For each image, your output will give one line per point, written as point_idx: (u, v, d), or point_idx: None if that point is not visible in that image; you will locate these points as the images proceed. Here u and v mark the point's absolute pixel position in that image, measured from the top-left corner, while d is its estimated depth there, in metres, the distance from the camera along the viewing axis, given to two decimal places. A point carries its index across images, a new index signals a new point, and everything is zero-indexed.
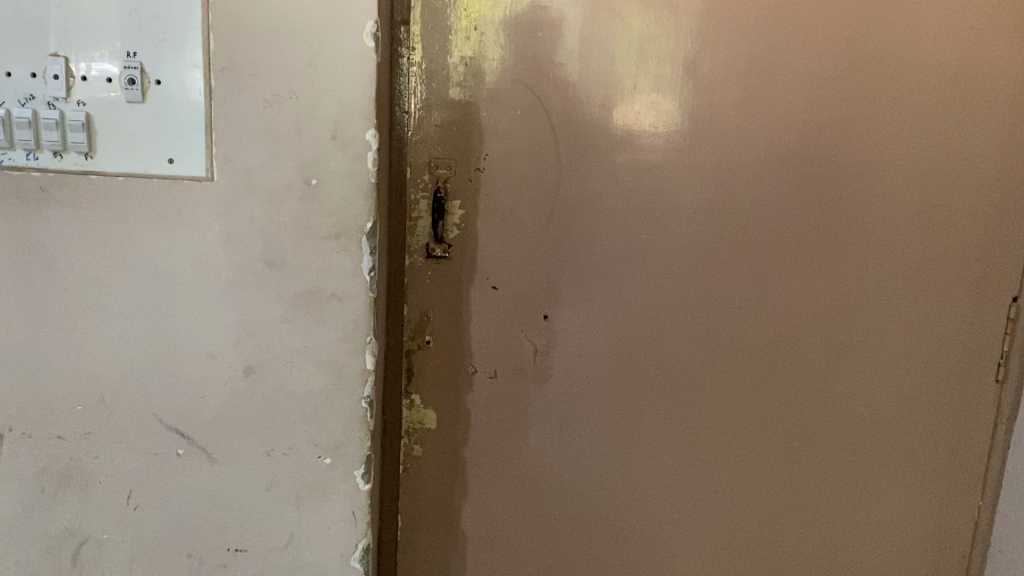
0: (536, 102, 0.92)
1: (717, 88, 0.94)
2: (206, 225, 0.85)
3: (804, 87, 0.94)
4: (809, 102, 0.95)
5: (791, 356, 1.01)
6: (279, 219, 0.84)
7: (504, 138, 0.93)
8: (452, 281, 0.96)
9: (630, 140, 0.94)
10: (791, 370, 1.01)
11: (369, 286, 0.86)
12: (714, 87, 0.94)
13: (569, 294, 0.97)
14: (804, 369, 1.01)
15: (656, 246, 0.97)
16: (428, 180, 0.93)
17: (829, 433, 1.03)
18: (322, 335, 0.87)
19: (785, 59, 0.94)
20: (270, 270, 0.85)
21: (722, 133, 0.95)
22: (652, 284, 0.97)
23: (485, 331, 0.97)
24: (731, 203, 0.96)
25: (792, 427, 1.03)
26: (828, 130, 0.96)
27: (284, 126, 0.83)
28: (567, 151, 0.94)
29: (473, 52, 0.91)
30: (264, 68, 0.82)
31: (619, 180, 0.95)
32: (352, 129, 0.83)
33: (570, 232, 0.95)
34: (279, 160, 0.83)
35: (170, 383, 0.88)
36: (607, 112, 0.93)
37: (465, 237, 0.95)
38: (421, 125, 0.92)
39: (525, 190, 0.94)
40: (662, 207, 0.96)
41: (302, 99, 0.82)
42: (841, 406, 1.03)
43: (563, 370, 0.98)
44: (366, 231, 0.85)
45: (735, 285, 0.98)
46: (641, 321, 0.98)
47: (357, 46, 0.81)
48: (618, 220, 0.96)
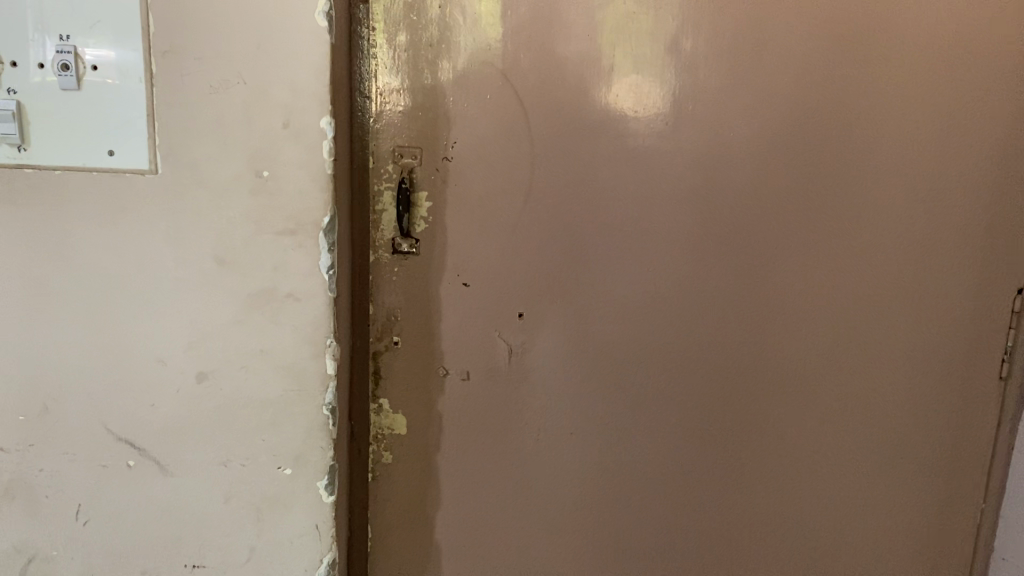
0: (508, 86, 0.86)
1: (699, 70, 0.88)
2: (152, 222, 0.79)
3: (795, 66, 0.88)
4: (800, 83, 0.89)
5: (782, 352, 0.95)
6: (230, 215, 0.79)
7: (473, 125, 0.87)
8: (420, 278, 0.89)
9: (609, 126, 0.88)
10: (781, 367, 0.95)
11: (328, 286, 0.80)
12: (695, 68, 0.88)
13: (545, 290, 0.91)
14: (796, 366, 0.96)
15: (636, 239, 0.91)
16: (392, 171, 0.87)
17: (824, 432, 0.98)
18: (279, 339, 0.81)
19: (776, 34, 0.87)
20: (221, 269, 0.80)
21: (706, 118, 0.89)
22: (633, 278, 0.92)
23: (457, 331, 0.91)
24: (717, 191, 0.90)
25: (783, 426, 0.97)
26: (820, 113, 0.89)
27: (232, 114, 0.77)
28: (541, 138, 0.88)
29: (439, 31, 0.85)
30: (209, 52, 0.76)
31: (597, 168, 0.89)
32: (306, 117, 0.77)
33: (545, 224, 0.89)
34: (227, 151, 0.77)
35: (118, 390, 0.82)
36: (583, 96, 0.87)
37: (434, 231, 0.89)
38: (384, 111, 0.86)
39: (497, 180, 0.88)
40: (641, 197, 0.90)
41: (251, 85, 0.76)
42: (836, 404, 0.97)
43: (540, 371, 0.92)
44: (324, 226, 0.79)
45: (723, 279, 0.93)
46: (622, 319, 0.93)
47: (308, 27, 0.75)
48: (597, 210, 0.90)
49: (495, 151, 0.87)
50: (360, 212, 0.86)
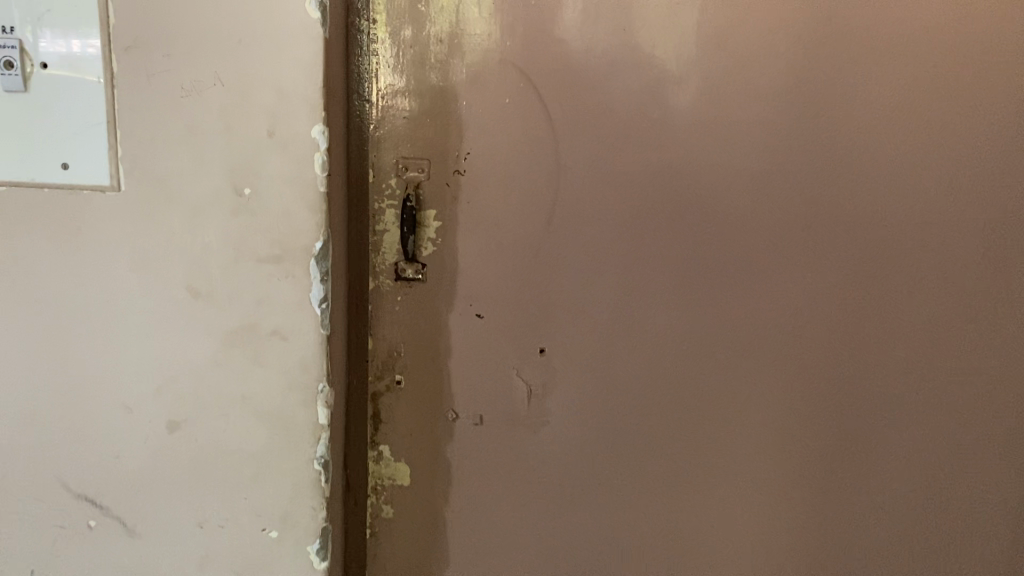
0: (530, 88, 0.75)
1: (752, 71, 0.76)
2: (115, 246, 0.67)
3: (866, 75, 0.76)
4: (870, 93, 0.77)
5: (838, 395, 0.83)
6: (205, 239, 0.67)
7: (489, 133, 0.75)
8: (427, 308, 0.78)
9: (648, 137, 0.76)
10: (839, 412, 0.83)
11: (320, 321, 0.69)
12: (750, 67, 0.76)
13: (569, 323, 0.79)
14: (855, 410, 0.83)
15: (673, 265, 0.79)
16: (396, 185, 0.75)
17: (889, 486, 0.85)
18: (263, 382, 0.70)
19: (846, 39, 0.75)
20: (195, 301, 0.68)
21: (762, 132, 0.77)
22: (671, 309, 0.80)
23: (468, 369, 0.79)
24: (771, 213, 0.79)
25: (839, 479, 0.85)
26: (893, 128, 0.77)
27: (207, 121, 0.65)
28: (566, 150, 0.76)
29: (451, 24, 0.73)
30: (179, 47, 0.64)
31: (631, 183, 0.77)
32: (294, 124, 0.65)
33: (570, 248, 0.78)
34: (202, 165, 0.66)
35: (76, 441, 0.71)
36: (617, 100, 0.75)
37: (443, 255, 0.77)
38: (386, 116, 0.74)
39: (516, 196, 0.76)
40: (682, 216, 0.78)
41: (229, 87, 0.64)
42: (901, 455, 0.85)
43: (564, 414, 0.81)
44: (316, 252, 0.67)
45: (776, 313, 0.81)
46: (658, 356, 0.81)
47: (296, 18, 0.63)
48: (631, 234, 0.78)
49: (514, 164, 0.76)
50: (359, 234, 0.75)
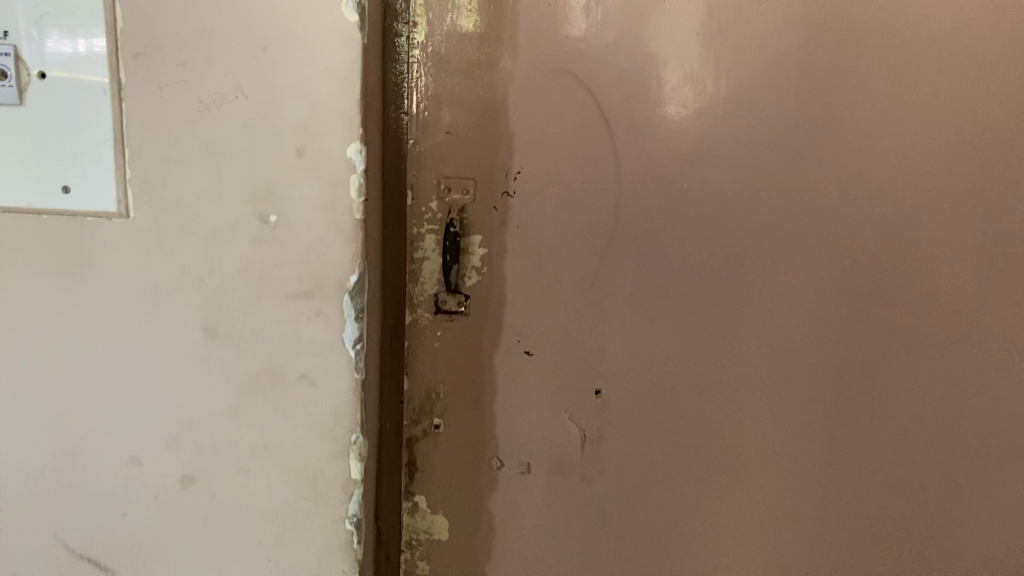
0: (590, 100, 0.67)
1: (846, 83, 0.67)
2: (124, 280, 0.59)
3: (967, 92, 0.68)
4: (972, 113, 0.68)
5: (933, 448, 0.74)
6: (225, 272, 0.59)
7: (544, 150, 0.67)
8: (470, 345, 0.70)
9: (719, 157, 0.68)
10: (933, 467, 0.74)
11: (354, 364, 0.61)
12: (840, 81, 0.67)
13: (629, 363, 0.71)
14: (953, 466, 0.74)
15: (747, 300, 0.71)
16: (437, 208, 0.68)
17: (985, 553, 0.76)
18: (289, 432, 0.61)
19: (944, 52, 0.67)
20: (213, 342, 0.60)
21: (846, 154, 0.69)
22: (742, 348, 0.71)
23: (516, 413, 0.71)
24: (856, 243, 0.70)
25: (930, 542, 0.75)
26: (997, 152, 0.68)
27: (228, 139, 0.57)
28: (629, 171, 0.68)
29: (500, 28, 0.66)
30: (197, 54, 0.56)
31: (700, 207, 0.69)
32: (327, 142, 0.57)
33: (631, 280, 0.70)
34: (221, 188, 0.58)
35: (78, 496, 0.63)
36: (689, 114, 0.68)
37: (488, 286, 0.69)
38: (427, 131, 0.67)
39: (573, 221, 0.68)
40: (759, 245, 0.70)
41: (253, 100, 0.56)
42: (1000, 517, 0.75)
43: (620, 463, 0.73)
44: (351, 287, 0.59)
45: (860, 354, 0.72)
46: (728, 400, 0.72)
47: (331, 21, 0.55)
48: (699, 265, 0.70)
49: (571, 185, 0.68)
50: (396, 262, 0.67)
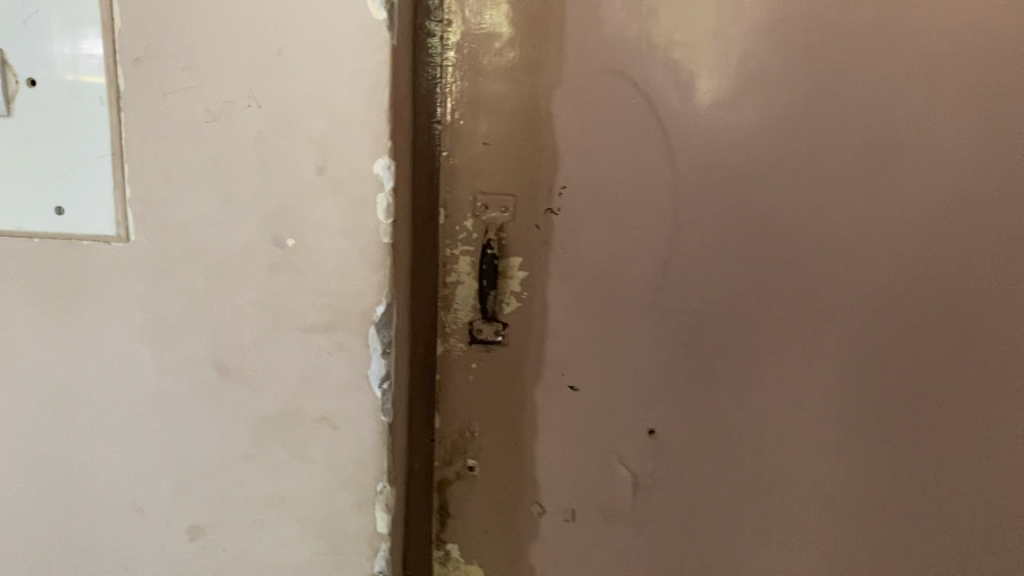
0: (646, 106, 0.60)
1: (940, 85, 0.59)
2: (127, 312, 0.53)
3: None
4: None
5: None
6: (238, 303, 0.53)
7: (592, 162, 0.60)
8: (509, 380, 0.63)
9: (788, 170, 0.61)
10: None
11: (381, 404, 0.54)
12: (928, 85, 0.59)
13: (686, 399, 0.64)
14: None
15: (820, 328, 0.63)
16: (472, 227, 0.61)
17: None
18: (308, 480, 0.55)
19: None
20: (225, 380, 0.54)
21: (935, 168, 0.61)
22: (812, 384, 0.64)
23: (558, 454, 0.64)
24: (945, 267, 0.62)
25: None
26: None
27: (240, 155, 0.51)
28: (687, 186, 0.61)
29: (544, 27, 0.59)
30: (204, 59, 0.49)
31: (767, 227, 0.62)
32: (350, 157, 0.50)
33: (689, 308, 0.62)
34: (233, 210, 0.52)
35: (77, 549, 0.57)
36: (756, 122, 0.60)
37: (529, 314, 0.62)
38: (460, 142, 0.60)
39: (624, 242, 0.61)
40: (835, 268, 0.62)
41: (268, 110, 0.50)
42: None
43: (674, 510, 0.66)
44: (378, 319, 0.52)
45: (948, 392, 0.64)
46: (795, 441, 0.65)
47: (355, 19, 0.49)
48: (765, 291, 0.63)
49: (623, 201, 0.61)
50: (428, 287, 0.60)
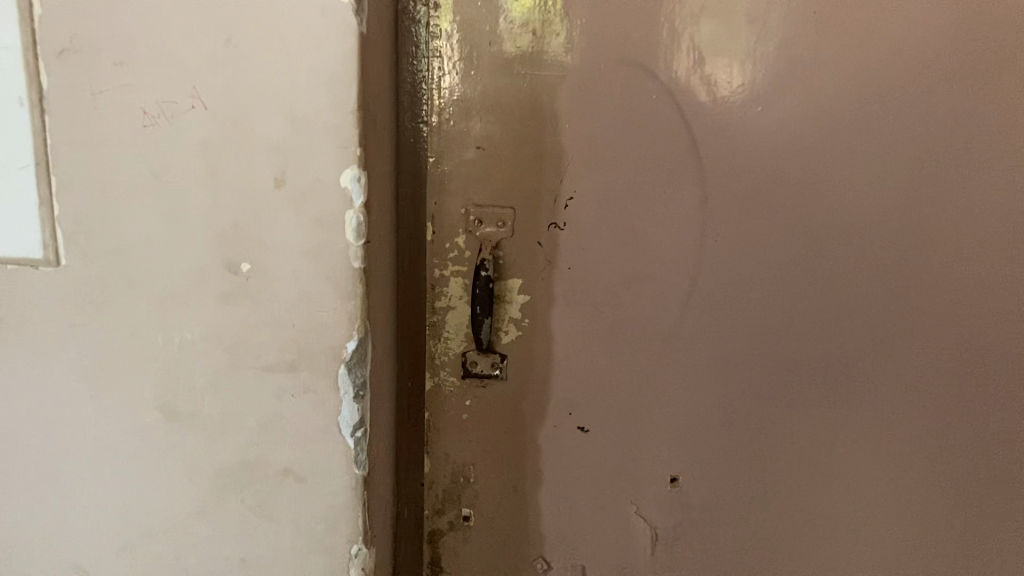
0: (670, 104, 0.52)
1: (1013, 83, 0.51)
2: (58, 347, 0.45)
3: None
4: None
5: None
6: (185, 337, 0.45)
7: (606, 170, 0.52)
8: (508, 419, 0.55)
9: (831, 180, 0.53)
10: None
11: (354, 456, 0.46)
12: (993, 83, 0.51)
13: (711, 442, 0.56)
14: None
15: (865, 361, 0.55)
16: (464, 244, 0.53)
17: None
18: (272, 541, 0.47)
19: None
20: (172, 427, 0.46)
21: (998, 178, 0.53)
22: (854, 423, 0.56)
23: (567, 504, 0.56)
24: (1006, 291, 0.54)
25: None
26: None
27: (184, 164, 0.43)
28: (714, 199, 0.53)
29: (547, 10, 0.51)
30: (140, 51, 0.42)
31: (806, 245, 0.53)
32: (313, 167, 0.42)
33: (715, 338, 0.54)
34: (176, 229, 0.44)
35: None
36: (798, 123, 0.52)
37: (530, 344, 0.54)
38: (451, 145, 0.52)
39: (642, 262, 0.53)
40: (884, 291, 0.54)
41: (215, 111, 0.42)
42: None
43: (697, 565, 0.58)
44: (348, 357, 0.45)
45: (1006, 431, 0.56)
46: (834, 488, 0.57)
47: (317, 3, 0.41)
48: (803, 318, 0.54)
49: (641, 214, 0.53)
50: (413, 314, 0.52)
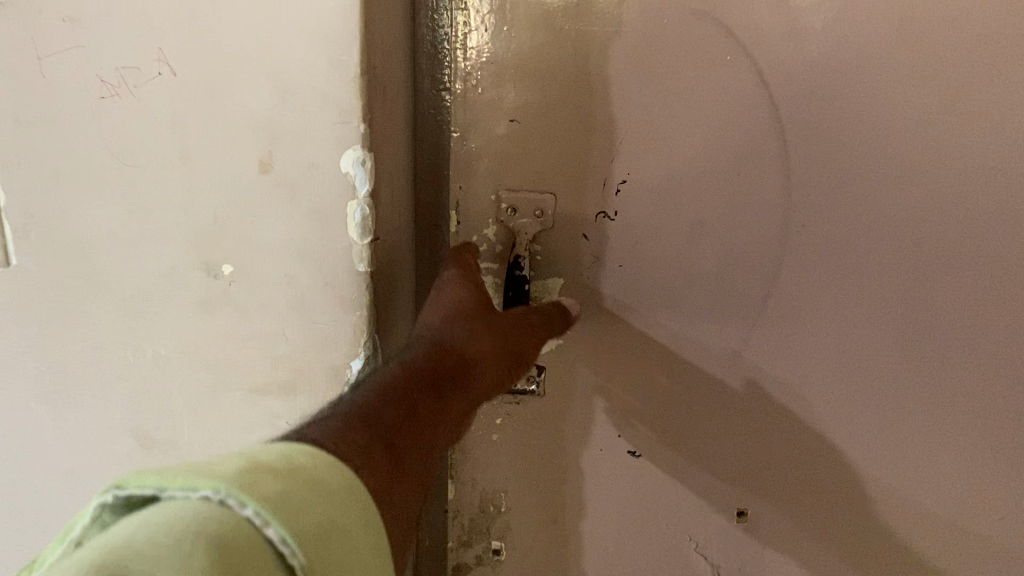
0: (748, 66, 0.42)
1: None
2: (14, 362, 0.38)
3: None
4: None
5: None
6: (160, 352, 0.38)
7: (666, 148, 0.44)
8: (545, 439, 0.49)
9: (940, 165, 0.43)
10: None
11: None
12: None
13: (779, 468, 0.48)
14: None
15: (971, 382, 0.46)
16: (495, 237, 0.45)
17: None
18: None
19: None
20: (148, 456, 0.39)
21: None
22: (954, 454, 0.47)
23: (612, 531, 0.50)
24: None
25: None
26: None
27: (148, 145, 0.35)
28: (793, 186, 0.44)
29: None
30: (91, 3, 0.33)
31: (903, 244, 0.44)
32: (307, 148, 0.34)
33: (788, 349, 0.46)
34: (142, 224, 0.36)
35: None
36: (910, 91, 0.42)
37: (572, 354, 0.47)
38: (479, 119, 0.44)
39: (705, 262, 0.45)
40: (997, 300, 0.45)
41: (183, 78, 0.34)
42: None
43: None
44: (353, 380, 0.37)
45: None
46: (923, 526, 0.49)
47: None
48: (898, 329, 0.46)
49: (705, 206, 0.44)
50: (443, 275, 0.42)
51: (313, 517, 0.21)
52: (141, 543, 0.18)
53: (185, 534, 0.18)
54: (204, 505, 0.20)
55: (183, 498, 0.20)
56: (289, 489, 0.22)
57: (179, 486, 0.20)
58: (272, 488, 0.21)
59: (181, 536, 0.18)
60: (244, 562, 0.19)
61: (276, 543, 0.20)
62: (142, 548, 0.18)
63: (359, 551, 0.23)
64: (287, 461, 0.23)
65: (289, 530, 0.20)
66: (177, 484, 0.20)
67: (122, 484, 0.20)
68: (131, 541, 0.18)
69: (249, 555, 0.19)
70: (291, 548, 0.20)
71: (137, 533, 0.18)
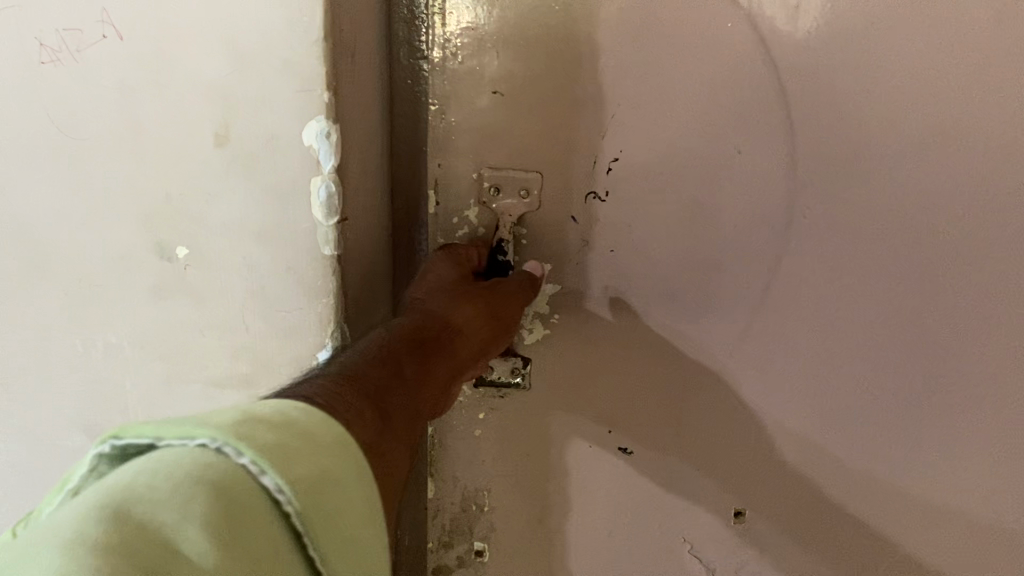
0: (751, 33, 0.39)
1: None
2: None
3: None
4: None
5: None
6: (111, 342, 0.35)
7: (659, 124, 0.41)
8: (530, 434, 0.46)
9: (952, 144, 0.40)
10: None
11: None
12: None
13: (775, 464, 0.46)
14: None
15: (978, 376, 0.43)
16: (478, 219, 0.42)
17: None
18: None
19: None
20: None
21: None
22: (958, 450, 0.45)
23: (601, 530, 0.48)
24: None
25: None
26: None
27: (92, 117, 0.32)
28: (794, 166, 0.41)
29: None
30: None
31: (912, 229, 0.41)
32: (265, 119, 0.31)
33: (787, 341, 0.44)
34: (87, 202, 0.33)
35: None
36: (922, 63, 0.39)
37: (558, 345, 0.44)
38: (460, 90, 0.41)
39: (699, 247, 0.42)
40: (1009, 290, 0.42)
41: (129, 41, 0.30)
42: None
43: None
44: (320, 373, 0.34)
45: None
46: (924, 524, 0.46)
47: None
48: (905, 318, 0.43)
49: (699, 187, 0.41)
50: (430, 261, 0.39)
51: (308, 467, 0.19)
52: (138, 489, 0.17)
53: (180, 484, 0.17)
54: (198, 455, 0.18)
55: (180, 446, 0.18)
56: (286, 439, 0.20)
57: (175, 436, 0.19)
58: (269, 436, 0.19)
59: (178, 486, 0.17)
60: (241, 510, 0.18)
61: (272, 491, 0.18)
62: (141, 497, 0.17)
63: (358, 504, 0.21)
64: (282, 414, 0.21)
65: (286, 478, 0.19)
66: (174, 434, 0.19)
67: (119, 435, 0.19)
68: (130, 486, 0.17)
69: (244, 505, 0.18)
70: (287, 496, 0.19)
71: (136, 479, 0.17)
